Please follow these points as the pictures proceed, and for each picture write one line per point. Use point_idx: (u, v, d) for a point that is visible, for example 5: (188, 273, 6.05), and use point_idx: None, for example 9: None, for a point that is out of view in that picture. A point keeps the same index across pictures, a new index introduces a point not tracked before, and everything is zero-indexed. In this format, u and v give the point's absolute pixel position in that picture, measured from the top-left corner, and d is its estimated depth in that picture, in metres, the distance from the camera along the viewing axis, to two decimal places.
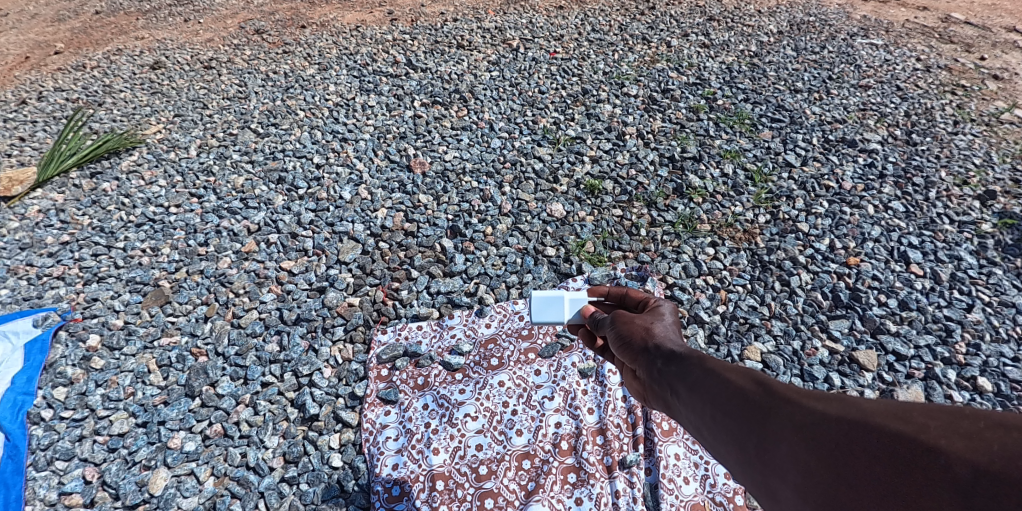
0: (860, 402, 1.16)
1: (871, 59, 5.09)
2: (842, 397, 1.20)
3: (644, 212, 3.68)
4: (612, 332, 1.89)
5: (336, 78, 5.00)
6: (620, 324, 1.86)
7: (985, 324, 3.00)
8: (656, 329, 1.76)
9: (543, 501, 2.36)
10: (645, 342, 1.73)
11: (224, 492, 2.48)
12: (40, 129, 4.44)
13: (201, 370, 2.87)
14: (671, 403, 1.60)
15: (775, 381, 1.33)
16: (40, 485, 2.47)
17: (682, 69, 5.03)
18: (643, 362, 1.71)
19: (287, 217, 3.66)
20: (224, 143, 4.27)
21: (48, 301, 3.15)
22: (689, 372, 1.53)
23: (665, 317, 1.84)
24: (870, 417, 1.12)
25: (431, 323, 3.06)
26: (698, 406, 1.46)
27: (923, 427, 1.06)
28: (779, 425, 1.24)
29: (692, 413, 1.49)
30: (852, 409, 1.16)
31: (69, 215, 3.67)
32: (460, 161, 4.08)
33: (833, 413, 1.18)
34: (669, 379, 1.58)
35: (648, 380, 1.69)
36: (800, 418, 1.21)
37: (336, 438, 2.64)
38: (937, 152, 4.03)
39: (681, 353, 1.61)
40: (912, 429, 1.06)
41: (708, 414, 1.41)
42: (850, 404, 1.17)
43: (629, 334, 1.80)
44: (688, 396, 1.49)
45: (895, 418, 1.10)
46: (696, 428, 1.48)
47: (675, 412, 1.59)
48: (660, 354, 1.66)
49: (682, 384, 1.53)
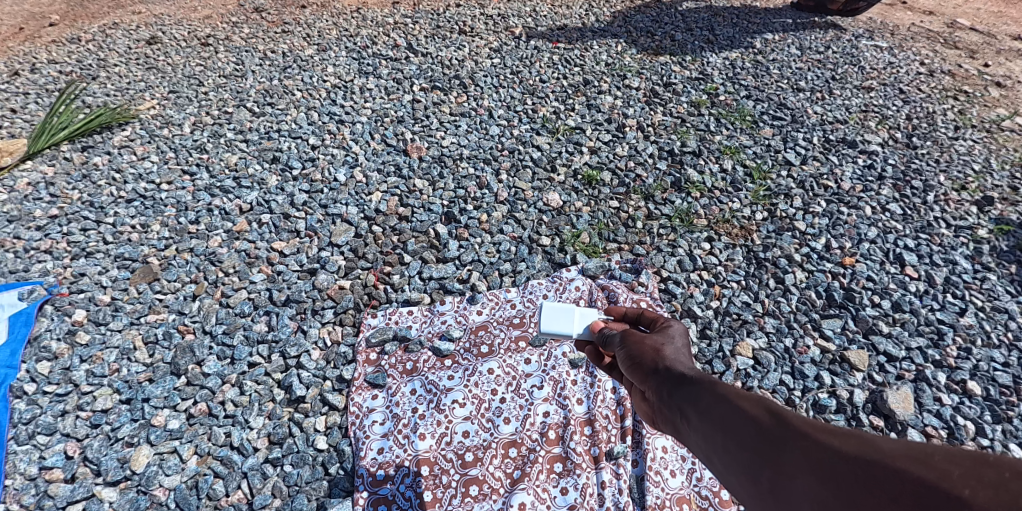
0: (879, 441, 1.09)
1: (874, 61, 5.05)
2: (859, 434, 1.13)
3: (641, 205, 3.65)
4: (621, 351, 1.82)
5: (335, 60, 4.93)
6: (631, 343, 1.79)
7: (976, 329, 2.99)
8: (667, 351, 1.70)
9: (528, 489, 2.35)
10: (656, 364, 1.66)
11: (208, 471, 2.45)
12: (32, 101, 4.36)
13: (188, 348, 2.84)
14: (680, 427, 1.53)
15: (789, 411, 1.26)
16: (21, 459, 2.43)
17: (685, 63, 4.99)
18: (653, 384, 1.64)
19: (280, 197, 3.62)
20: (218, 122, 4.21)
21: (35, 274, 3.10)
22: (698, 396, 1.46)
23: (675, 339, 1.78)
24: (890, 460, 1.05)
25: (421, 308, 3.04)
26: (708, 433, 1.38)
27: (946, 474, 1.00)
28: (793, 459, 1.17)
29: (700, 439, 1.42)
30: (871, 449, 1.09)
31: (59, 188, 3.60)
32: (458, 148, 4.04)
33: (850, 452, 1.10)
34: (678, 403, 1.51)
35: (657, 403, 1.62)
36: (815, 455, 1.14)
37: (322, 420, 2.61)
38: (937, 156, 4.01)
39: (692, 377, 1.54)
40: (935, 476, 1.00)
41: (719, 443, 1.34)
42: (869, 443, 1.10)
43: (639, 354, 1.74)
44: (698, 421, 1.43)
45: (917, 462, 1.03)
46: (705, 455, 1.41)
47: (684, 436, 1.52)
48: (671, 376, 1.59)
49: (692, 409, 1.46)
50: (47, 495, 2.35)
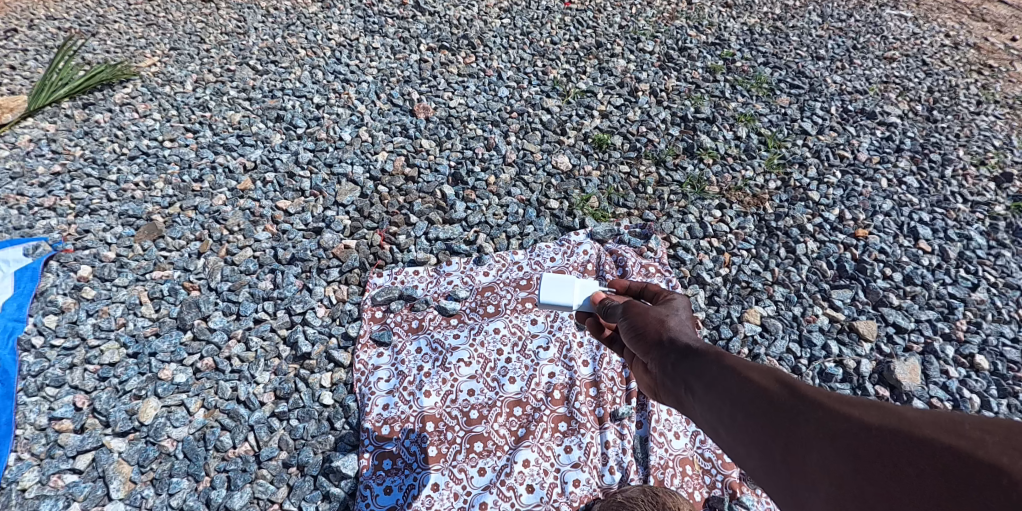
0: (903, 411, 1.06)
1: (898, 32, 4.89)
2: (880, 404, 1.11)
3: (652, 170, 3.58)
4: (623, 323, 1.79)
5: (340, 18, 4.81)
6: (634, 314, 1.76)
7: (988, 304, 2.94)
8: (672, 322, 1.67)
9: (532, 447, 2.36)
10: (660, 336, 1.64)
11: (215, 424, 2.48)
12: (31, 58, 4.27)
13: (194, 304, 2.84)
14: (685, 399, 1.51)
15: (802, 382, 1.23)
16: (30, 410, 2.45)
17: (702, 28, 4.84)
18: (657, 356, 1.61)
19: (285, 156, 3.58)
20: (221, 79, 4.13)
21: (40, 231, 3.07)
22: (705, 368, 1.44)
23: (680, 311, 1.74)
24: (916, 429, 1.03)
25: (428, 268, 3.02)
26: (716, 405, 1.35)
27: (980, 443, 0.97)
28: (804, 427, 1.15)
29: (707, 411, 1.39)
30: (895, 420, 1.06)
31: (61, 145, 3.55)
32: (466, 109, 3.96)
33: (874, 422, 1.07)
34: (684, 376, 1.48)
35: (660, 375, 1.60)
36: (834, 425, 1.12)
37: (328, 377, 2.63)
38: (957, 131, 3.90)
39: (698, 349, 1.51)
40: (969, 445, 0.97)
41: (726, 414, 1.32)
42: (891, 413, 1.07)
43: (643, 325, 1.71)
44: (704, 394, 1.40)
45: (946, 431, 1.01)
46: (710, 427, 1.38)
47: (689, 409, 1.50)
48: (676, 348, 1.56)
49: (698, 381, 1.43)
50: (57, 445, 2.38)
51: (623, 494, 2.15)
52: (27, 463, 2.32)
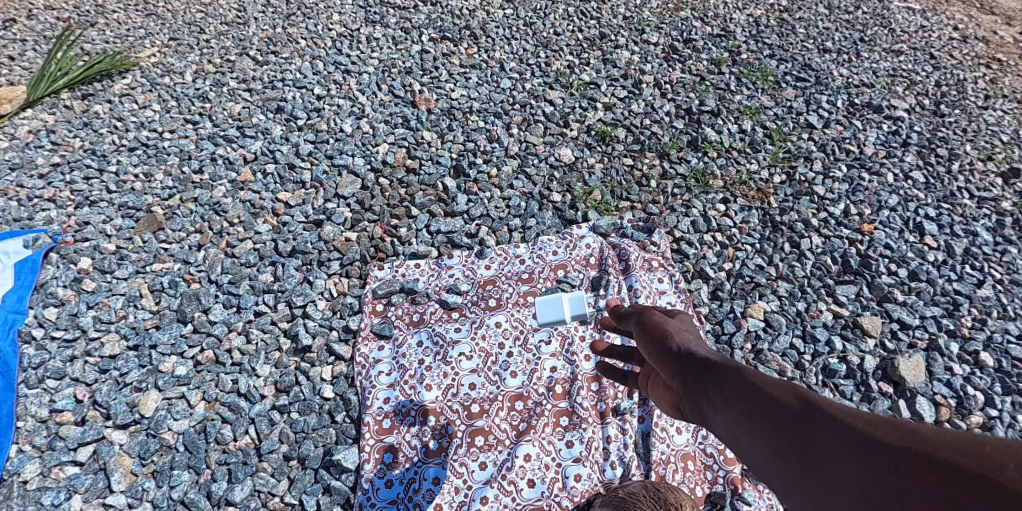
0: (920, 430, 1.10)
1: (906, 24, 4.83)
2: (898, 422, 1.15)
3: (655, 163, 3.56)
4: (645, 335, 1.86)
5: (341, 8, 4.76)
6: (656, 328, 1.83)
7: (993, 301, 2.92)
8: (693, 338, 1.74)
9: (533, 441, 2.35)
10: (682, 349, 1.70)
11: (216, 417, 2.47)
12: (30, 48, 4.23)
13: (194, 296, 2.83)
14: (706, 412, 1.56)
15: (821, 398, 1.28)
16: (31, 402, 2.44)
17: (707, 19, 4.78)
18: (678, 369, 1.68)
19: (285, 148, 3.55)
20: (221, 70, 4.10)
21: (39, 223, 3.06)
22: (725, 383, 1.49)
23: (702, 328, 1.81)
24: (932, 448, 1.07)
25: (429, 261, 3.01)
26: (735, 418, 1.41)
27: (994, 461, 1.00)
28: (822, 443, 1.20)
29: (726, 424, 1.45)
30: (911, 439, 1.10)
31: (60, 136, 3.53)
32: (468, 100, 3.93)
33: (890, 440, 1.12)
34: (705, 389, 1.54)
35: (681, 387, 1.66)
36: (851, 441, 1.16)
37: (329, 370, 2.62)
38: (965, 126, 3.86)
39: (719, 362, 1.57)
40: (983, 463, 1.01)
41: (747, 428, 1.37)
42: (909, 432, 1.11)
43: (665, 338, 1.77)
44: (723, 407, 1.46)
45: (961, 449, 1.04)
46: (730, 439, 1.45)
47: (709, 421, 1.55)
48: (697, 361, 1.63)
49: (717, 394, 1.50)
50: (58, 437, 2.37)
51: (624, 489, 2.14)
52: (29, 455, 2.32)
